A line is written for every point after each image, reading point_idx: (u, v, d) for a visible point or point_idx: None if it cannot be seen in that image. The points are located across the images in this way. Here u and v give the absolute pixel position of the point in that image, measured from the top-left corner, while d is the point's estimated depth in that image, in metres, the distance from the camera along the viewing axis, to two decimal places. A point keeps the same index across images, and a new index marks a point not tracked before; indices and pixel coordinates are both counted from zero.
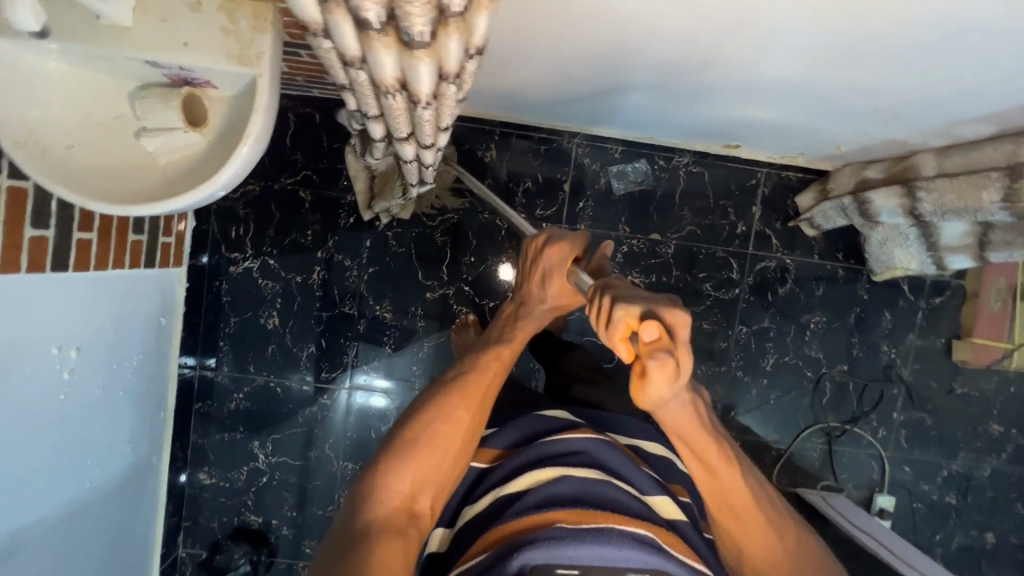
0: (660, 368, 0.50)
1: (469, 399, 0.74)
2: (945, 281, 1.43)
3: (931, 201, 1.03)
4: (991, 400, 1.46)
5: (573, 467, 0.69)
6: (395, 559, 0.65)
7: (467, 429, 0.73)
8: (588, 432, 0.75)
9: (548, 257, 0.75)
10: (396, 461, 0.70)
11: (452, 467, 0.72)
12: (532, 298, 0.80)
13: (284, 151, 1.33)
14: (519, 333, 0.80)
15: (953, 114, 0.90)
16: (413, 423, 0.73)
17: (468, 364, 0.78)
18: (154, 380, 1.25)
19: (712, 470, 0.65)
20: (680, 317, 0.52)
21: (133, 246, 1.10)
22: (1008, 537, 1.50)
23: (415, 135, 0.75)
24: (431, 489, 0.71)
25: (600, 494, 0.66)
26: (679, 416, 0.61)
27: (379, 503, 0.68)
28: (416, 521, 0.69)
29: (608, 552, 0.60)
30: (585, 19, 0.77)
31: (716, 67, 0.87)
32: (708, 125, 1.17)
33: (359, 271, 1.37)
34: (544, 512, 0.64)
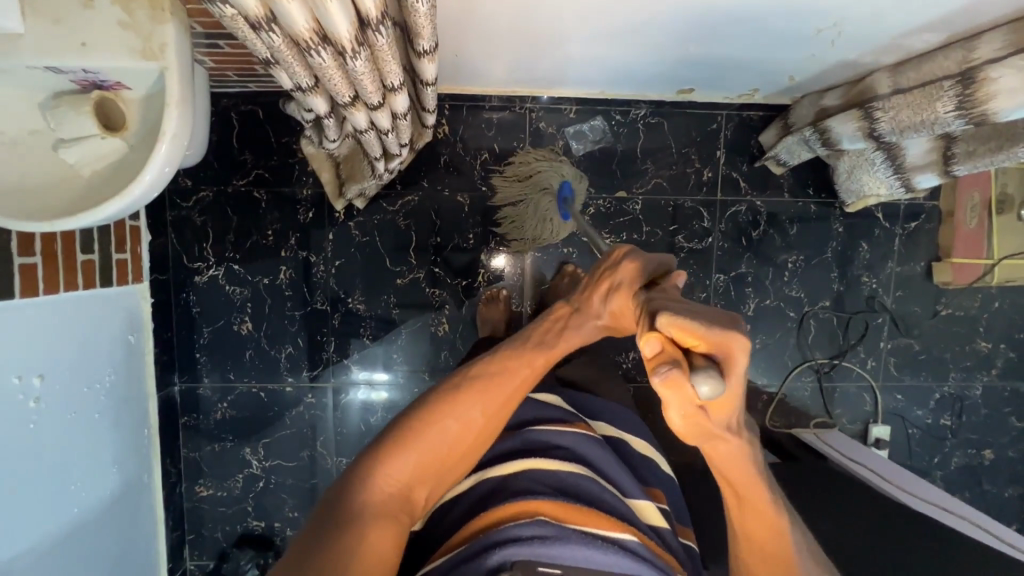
0: (670, 382, 0.46)
1: (490, 402, 0.71)
2: (919, 204, 1.41)
3: (888, 120, 0.98)
4: (977, 317, 1.45)
5: (554, 459, 0.72)
6: (388, 541, 0.63)
7: (482, 429, 0.71)
8: (575, 429, 0.79)
9: (619, 272, 0.71)
10: (401, 445, 0.67)
11: (454, 464, 0.70)
12: (589, 310, 0.73)
13: (231, 152, 1.30)
14: (562, 343, 0.74)
15: (899, 26, 0.86)
16: (427, 414, 0.69)
17: (500, 364, 0.73)
18: (133, 399, 1.23)
19: (751, 510, 0.60)
20: (732, 338, 0.47)
21: (85, 266, 1.07)
22: (1005, 451, 1.51)
23: (364, 95, 0.69)
24: (430, 482, 0.69)
25: (579, 489, 0.68)
26: (729, 458, 0.55)
27: (376, 487, 0.64)
28: (409, 509, 0.66)
29: (592, 551, 0.60)
30: None
31: (645, 7, 0.83)
32: (657, 70, 1.13)
33: (326, 266, 1.35)
34: (529, 502, 0.64)
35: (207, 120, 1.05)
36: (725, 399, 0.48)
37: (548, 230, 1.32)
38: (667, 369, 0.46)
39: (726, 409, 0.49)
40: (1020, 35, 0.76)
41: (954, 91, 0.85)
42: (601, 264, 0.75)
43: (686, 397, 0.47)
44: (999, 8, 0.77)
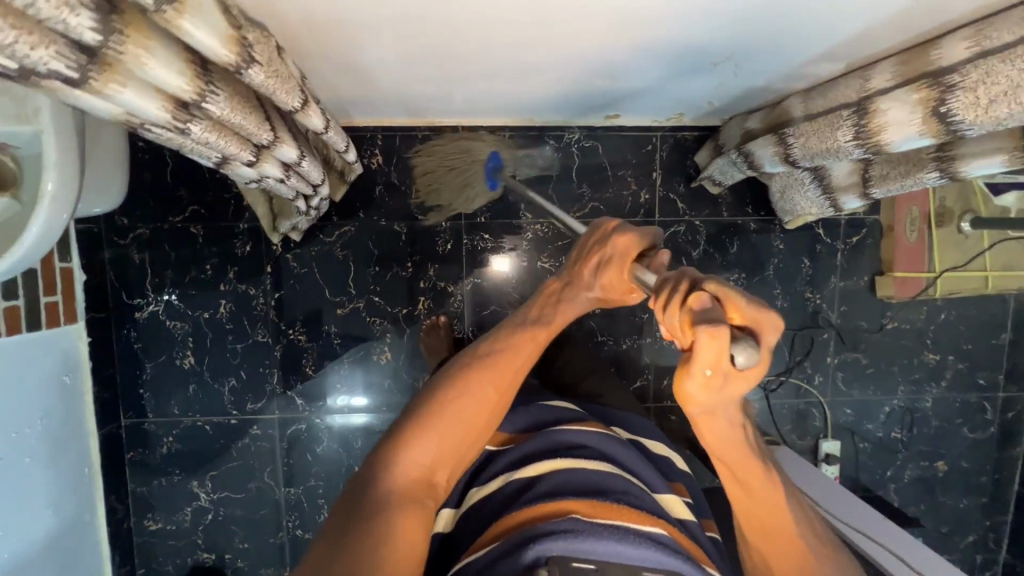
0: (715, 336, 0.45)
1: (500, 380, 0.70)
2: (860, 218, 1.40)
3: (800, 146, 0.98)
4: (923, 330, 1.45)
5: (581, 458, 0.67)
6: (415, 529, 0.62)
7: (495, 407, 0.70)
8: (599, 428, 0.75)
9: (609, 245, 0.70)
10: (420, 429, 0.66)
11: (473, 444, 0.69)
12: (579, 283, 0.73)
13: (166, 189, 1.31)
14: (558, 317, 0.74)
15: (795, 58, 0.86)
16: (440, 395, 0.68)
17: (503, 341, 0.73)
18: (70, 439, 1.24)
19: (756, 494, 0.58)
20: (772, 319, 0.48)
21: (9, 313, 1.07)
22: (959, 462, 1.51)
23: (229, 161, 0.66)
24: (451, 463, 0.68)
25: (613, 484, 0.63)
26: (730, 439, 0.54)
27: (398, 473, 0.64)
28: (433, 493, 0.66)
29: (628, 547, 0.55)
30: (387, 30, 0.74)
31: (535, 49, 0.83)
32: (576, 101, 1.12)
33: (266, 298, 1.35)
34: (560, 501, 0.60)
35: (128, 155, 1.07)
36: (750, 372, 0.48)
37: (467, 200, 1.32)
38: (716, 322, 0.45)
39: (743, 387, 0.49)
40: (906, 66, 0.75)
41: (852, 121, 0.85)
42: (586, 240, 0.75)
43: (720, 356, 0.46)
44: (885, 41, 0.76)
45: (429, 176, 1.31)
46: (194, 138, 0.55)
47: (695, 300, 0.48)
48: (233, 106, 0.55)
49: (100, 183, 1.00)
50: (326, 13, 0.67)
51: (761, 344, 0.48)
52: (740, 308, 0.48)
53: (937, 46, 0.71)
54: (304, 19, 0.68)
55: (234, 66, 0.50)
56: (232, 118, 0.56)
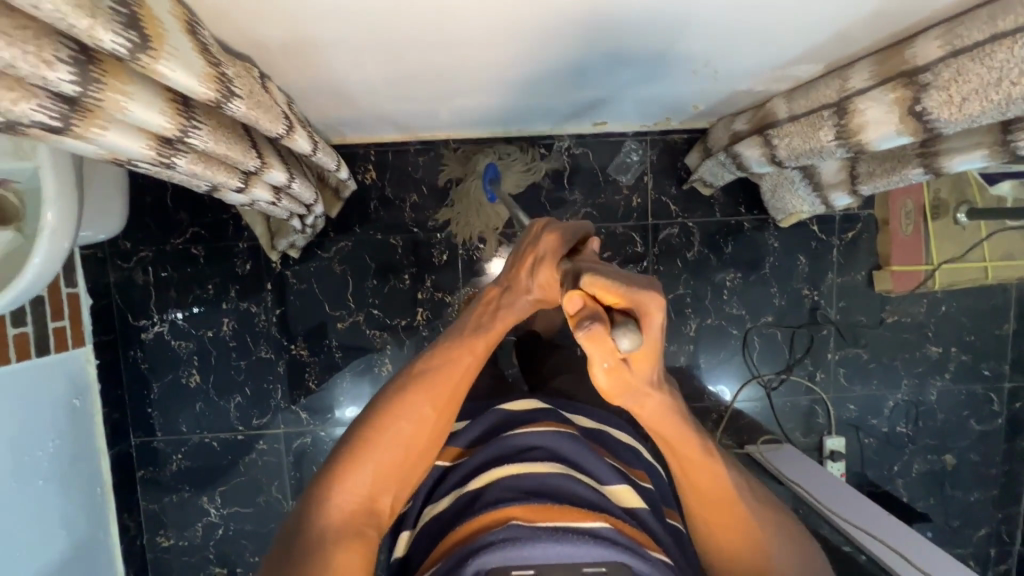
0: (593, 337, 0.45)
1: (438, 397, 0.66)
2: (855, 213, 1.40)
3: (785, 146, 0.98)
4: (925, 323, 1.44)
5: (530, 462, 0.64)
6: (355, 562, 0.58)
7: (436, 425, 0.66)
8: (551, 424, 0.70)
9: (541, 242, 0.68)
10: (357, 458, 0.62)
11: (417, 465, 0.66)
12: (518, 287, 0.70)
13: (167, 213, 1.34)
14: (498, 325, 0.71)
15: (774, 61, 0.87)
16: (378, 417, 0.65)
17: (437, 357, 0.68)
18: (81, 459, 1.27)
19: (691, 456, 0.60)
20: (648, 295, 0.46)
21: (17, 340, 1.11)
22: (967, 454, 1.49)
23: (219, 189, 0.68)
24: (395, 488, 0.64)
25: (558, 489, 0.61)
26: (658, 411, 0.57)
27: (335, 507, 0.60)
28: (376, 521, 0.62)
29: (566, 547, 0.55)
30: (367, 53, 0.75)
31: (519, 64, 0.85)
32: (562, 111, 1.14)
33: (268, 315, 1.38)
34: (501, 508, 0.58)
35: (126, 180, 1.10)
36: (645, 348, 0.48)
37: (489, 215, 1.34)
38: (587, 324, 0.45)
39: (649, 359, 0.50)
40: (882, 65, 0.76)
41: (833, 121, 0.85)
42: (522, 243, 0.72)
43: (608, 350, 0.46)
44: (860, 41, 0.77)
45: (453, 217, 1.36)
46: (182, 171, 0.57)
47: (572, 300, 0.48)
48: (216, 139, 0.57)
49: (102, 210, 1.03)
50: (304, 39, 0.68)
51: (647, 322, 0.46)
52: (614, 291, 0.47)
53: (912, 45, 0.71)
54: (282, 45, 0.69)
55: (214, 102, 0.51)
56: (217, 150, 0.58)
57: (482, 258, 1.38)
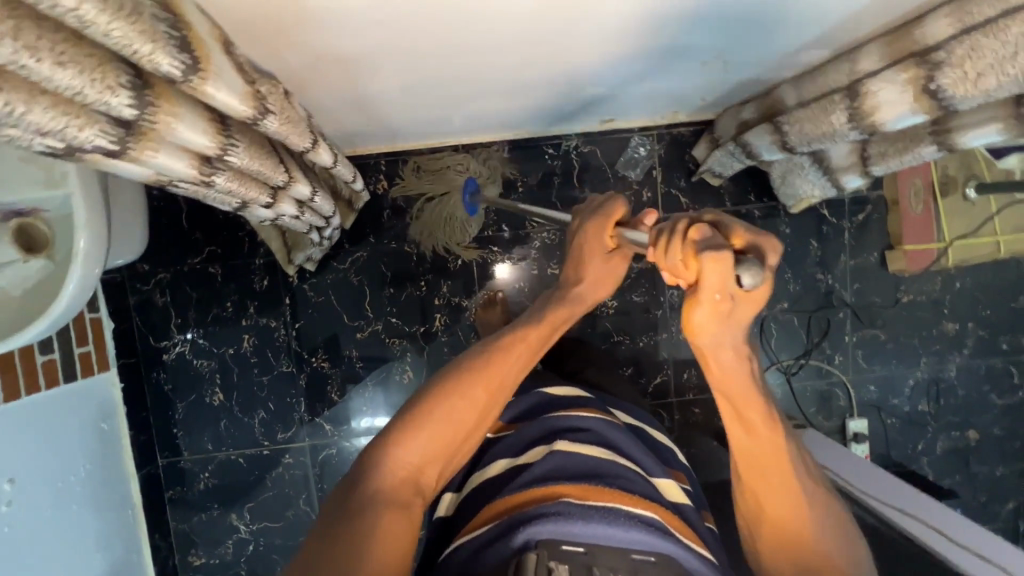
0: (718, 262, 0.46)
1: (492, 380, 0.65)
2: (864, 195, 1.41)
3: (796, 132, 0.98)
4: (940, 300, 1.45)
5: (581, 444, 0.65)
6: (400, 535, 0.58)
7: (487, 408, 0.65)
8: (595, 412, 0.72)
9: (587, 231, 0.70)
10: (410, 430, 0.62)
11: (465, 445, 0.65)
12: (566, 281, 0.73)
13: (183, 233, 1.35)
14: (553, 317, 0.70)
15: (782, 49, 0.88)
16: (430, 394, 0.64)
17: (493, 340, 0.68)
18: (112, 482, 1.28)
19: (758, 431, 0.56)
20: (768, 241, 0.50)
21: (45, 367, 1.12)
22: (991, 429, 1.49)
23: (247, 206, 0.69)
24: (442, 463, 0.64)
25: (606, 469, 0.61)
26: (732, 371, 0.53)
27: (384, 474, 0.60)
28: (422, 494, 0.62)
29: (616, 530, 0.54)
30: (386, 64, 0.76)
31: (531, 66, 0.86)
32: (571, 110, 1.14)
33: (288, 329, 1.39)
34: (553, 485, 0.58)
35: (145, 204, 1.11)
36: (756, 295, 0.48)
37: (456, 229, 1.37)
38: (717, 248, 0.46)
39: (751, 310, 0.50)
40: (893, 47, 0.77)
41: (845, 104, 0.86)
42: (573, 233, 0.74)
43: (725, 280, 0.47)
44: (869, 23, 0.78)
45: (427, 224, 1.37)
46: (217, 189, 0.58)
47: (696, 231, 0.49)
48: (250, 156, 0.58)
49: (125, 233, 1.04)
50: (328, 52, 0.69)
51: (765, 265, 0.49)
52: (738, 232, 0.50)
53: (921, 24, 0.72)
54: (305, 60, 0.70)
55: (252, 118, 0.53)
56: (251, 166, 0.59)
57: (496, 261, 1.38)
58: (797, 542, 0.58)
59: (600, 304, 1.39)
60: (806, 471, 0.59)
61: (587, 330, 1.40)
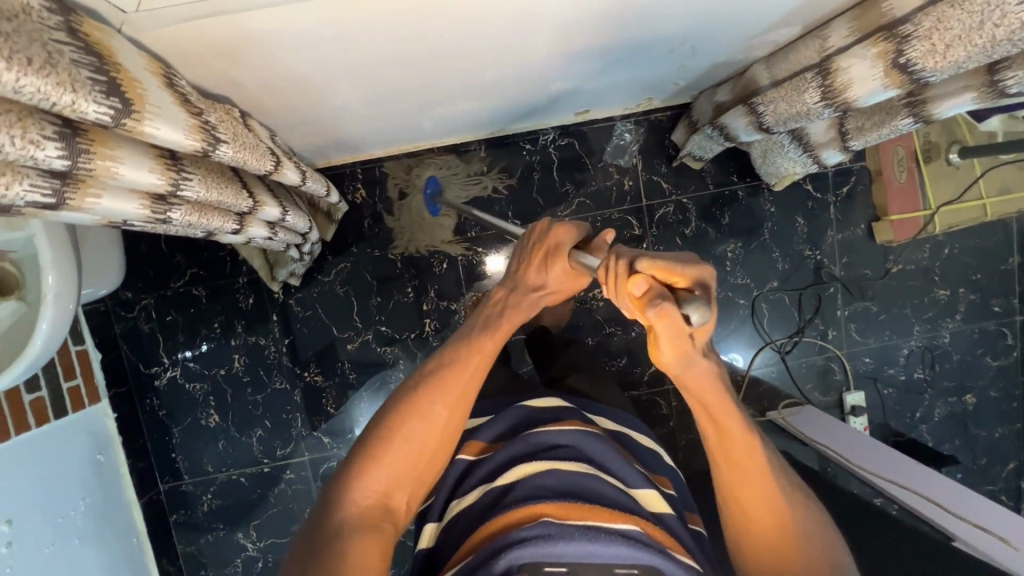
0: (664, 315, 0.48)
1: (448, 395, 0.66)
2: (847, 167, 1.40)
3: (771, 113, 0.97)
4: (930, 268, 1.44)
5: (559, 459, 0.64)
6: (373, 555, 0.59)
7: (447, 424, 0.66)
8: (576, 424, 0.70)
9: (555, 236, 0.72)
10: (370, 459, 0.63)
11: (430, 464, 0.66)
12: (526, 284, 0.73)
13: (164, 258, 1.34)
14: (507, 323, 0.72)
15: (750, 30, 0.86)
16: (388, 418, 0.65)
17: (447, 357, 0.69)
18: (113, 512, 1.28)
19: (730, 434, 0.58)
20: (704, 269, 0.51)
21: (34, 405, 1.11)
22: (987, 391, 1.50)
23: (215, 234, 0.68)
24: (409, 486, 0.64)
25: (584, 486, 0.61)
26: (704, 385, 0.56)
27: (350, 506, 0.61)
28: (392, 517, 0.62)
29: (598, 547, 0.54)
30: (347, 77, 0.75)
31: (496, 67, 0.84)
32: (547, 104, 1.13)
33: (277, 345, 1.38)
34: (531, 505, 0.58)
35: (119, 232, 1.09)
36: (707, 327, 0.51)
37: (433, 228, 1.36)
38: (659, 302, 0.49)
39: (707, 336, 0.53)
40: (861, 21, 0.75)
41: (817, 82, 0.84)
42: (525, 243, 0.75)
43: (679, 328, 0.49)
44: None
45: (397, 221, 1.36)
46: (177, 224, 0.57)
47: (640, 280, 0.51)
48: (207, 186, 0.57)
49: (100, 266, 1.03)
50: (282, 70, 0.67)
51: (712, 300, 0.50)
52: (678, 270, 0.51)
53: None
54: (260, 80, 0.69)
55: (201, 151, 0.51)
56: (209, 197, 0.58)
57: (482, 262, 1.37)
58: (777, 543, 0.58)
59: (589, 297, 1.39)
60: (786, 475, 0.61)
61: (578, 325, 1.39)
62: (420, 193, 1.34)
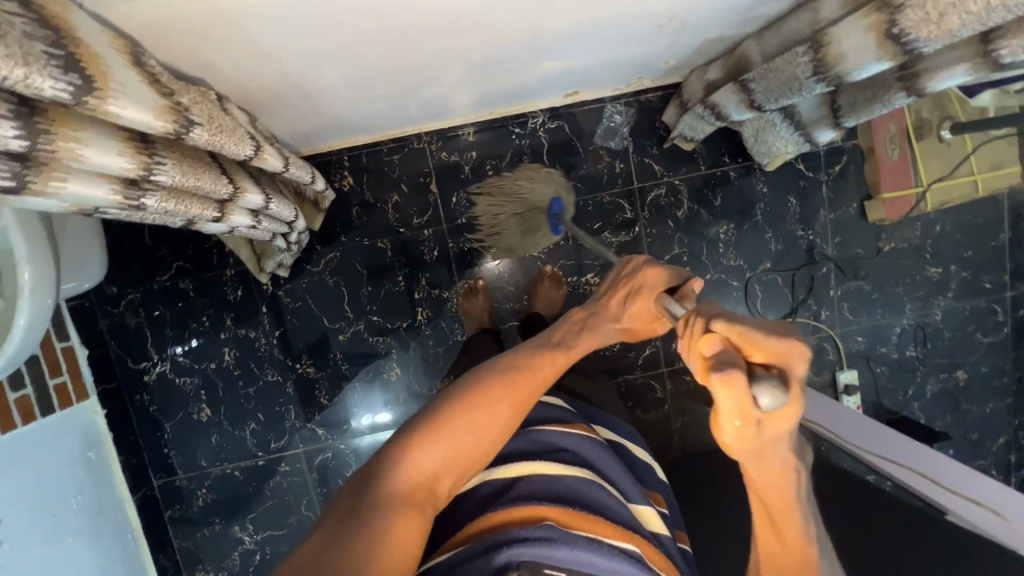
0: (729, 384, 0.43)
1: (518, 395, 0.64)
2: (838, 146, 1.39)
3: (762, 89, 0.95)
4: (922, 245, 1.44)
5: (562, 463, 0.65)
6: (414, 535, 0.55)
7: (511, 422, 0.63)
8: (580, 430, 0.73)
9: (643, 276, 0.71)
10: (429, 434, 0.60)
11: (484, 458, 0.63)
12: (607, 313, 0.73)
13: (148, 251, 1.31)
14: (583, 343, 0.70)
15: (740, 5, 0.84)
16: (455, 400, 0.62)
17: (523, 357, 0.67)
18: (107, 509, 1.27)
19: (788, 547, 0.53)
20: (794, 348, 0.45)
21: (19, 403, 1.09)
22: (978, 367, 1.51)
23: (195, 221, 0.66)
24: (457, 474, 0.61)
25: (588, 494, 0.62)
26: (773, 481, 0.50)
27: (398, 477, 0.57)
28: (433, 502, 0.59)
29: (600, 558, 0.55)
30: (327, 60, 0.73)
31: (481, 46, 0.82)
32: (538, 85, 1.11)
33: (268, 338, 1.36)
34: (536, 507, 0.58)
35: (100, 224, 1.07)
36: (781, 414, 0.44)
37: (533, 241, 1.30)
38: (727, 368, 0.43)
39: (781, 426, 0.46)
40: None
41: (808, 56, 0.82)
42: (615, 274, 0.75)
43: (744, 402, 0.43)
44: None
45: (494, 219, 1.30)
46: (152, 211, 0.56)
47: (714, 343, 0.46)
48: (183, 171, 0.55)
49: (80, 259, 1.00)
50: (258, 52, 0.65)
51: (792, 383, 0.44)
52: (759, 344, 0.45)
53: None
54: (237, 62, 0.66)
55: (174, 134, 0.50)
56: (187, 183, 0.56)
57: (474, 250, 1.36)
58: None
59: (582, 282, 1.38)
60: None
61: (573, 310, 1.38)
62: (544, 212, 1.27)
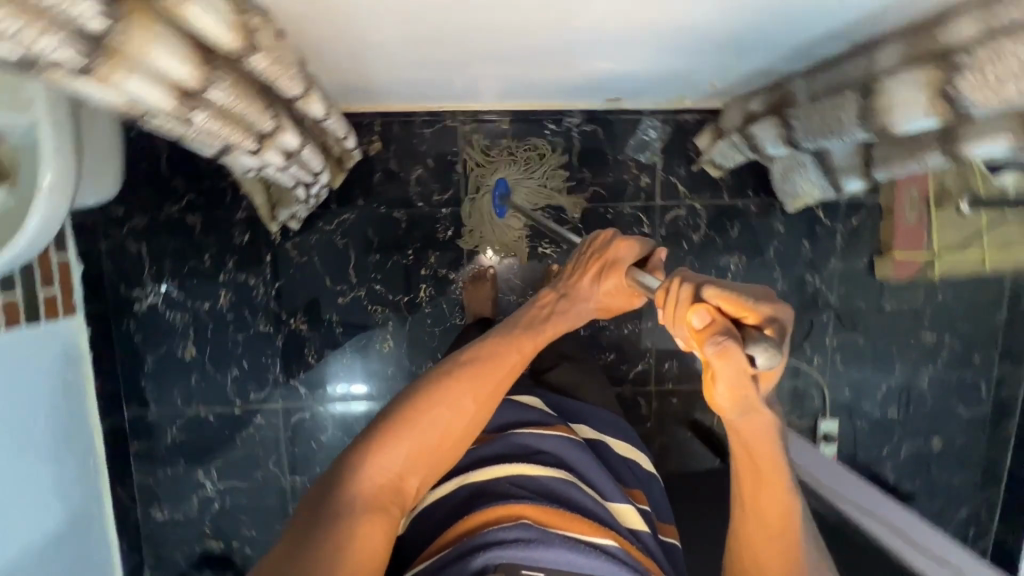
0: (724, 354, 0.49)
1: (477, 390, 0.73)
2: (860, 199, 1.41)
3: (803, 128, 0.97)
4: (921, 310, 1.46)
5: (539, 463, 0.73)
6: (379, 538, 0.63)
7: (473, 416, 0.73)
8: (557, 433, 0.80)
9: (615, 248, 0.81)
10: (392, 437, 0.68)
11: (449, 451, 0.72)
12: (578, 292, 0.83)
13: (162, 179, 1.29)
14: (552, 325, 0.81)
15: (801, 39, 0.85)
16: (416, 400, 0.71)
17: (484, 351, 0.76)
18: (73, 428, 1.25)
19: (768, 492, 0.64)
20: (766, 309, 0.52)
21: (7, 306, 1.06)
22: (954, 438, 1.53)
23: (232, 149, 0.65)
24: (421, 471, 0.70)
25: (566, 496, 0.69)
26: (761, 437, 0.60)
27: (365, 483, 0.65)
28: (400, 500, 0.67)
29: (576, 556, 0.61)
30: (389, 17, 0.72)
31: (541, 34, 0.82)
32: (588, 85, 1.12)
33: (266, 287, 1.35)
34: (511, 509, 0.65)
35: (122, 140, 1.05)
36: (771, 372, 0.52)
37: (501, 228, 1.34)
38: (721, 341, 0.49)
39: (767, 379, 0.54)
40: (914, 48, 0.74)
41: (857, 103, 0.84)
42: (585, 250, 0.85)
43: (740, 368, 0.50)
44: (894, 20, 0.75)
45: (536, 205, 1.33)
46: (198, 129, 0.55)
47: (704, 315, 0.52)
48: (235, 94, 0.54)
49: (97, 171, 0.98)
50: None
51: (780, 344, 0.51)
52: (742, 306, 0.52)
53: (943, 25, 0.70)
54: (301, 2, 0.66)
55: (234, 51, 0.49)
56: (235, 107, 0.56)
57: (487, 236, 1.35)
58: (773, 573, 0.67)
59: None
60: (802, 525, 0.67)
61: None
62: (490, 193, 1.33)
